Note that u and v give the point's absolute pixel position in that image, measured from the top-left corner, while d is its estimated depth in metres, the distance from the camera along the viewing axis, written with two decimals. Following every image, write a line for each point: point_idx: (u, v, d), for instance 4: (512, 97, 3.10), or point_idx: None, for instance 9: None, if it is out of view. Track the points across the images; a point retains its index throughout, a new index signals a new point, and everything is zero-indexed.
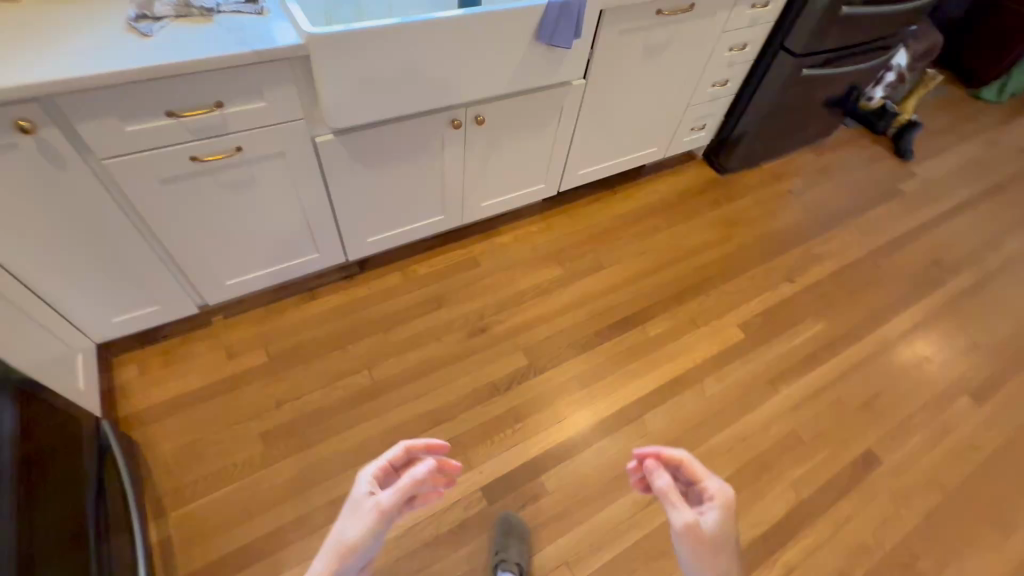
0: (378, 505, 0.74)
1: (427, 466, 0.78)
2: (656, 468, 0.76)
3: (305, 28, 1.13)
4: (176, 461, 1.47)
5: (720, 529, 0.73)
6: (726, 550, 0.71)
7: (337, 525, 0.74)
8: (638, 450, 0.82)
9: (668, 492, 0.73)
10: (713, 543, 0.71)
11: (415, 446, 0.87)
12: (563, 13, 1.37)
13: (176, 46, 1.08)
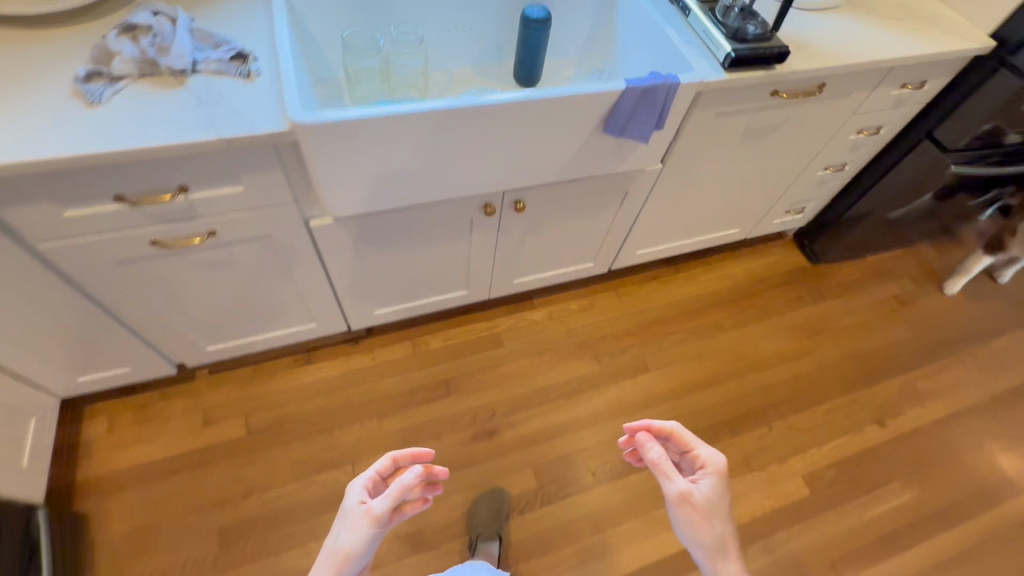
0: (369, 514, 0.72)
1: (415, 474, 0.75)
2: (647, 439, 0.86)
3: (293, 112, 0.86)
4: (122, 549, 1.31)
5: (714, 492, 0.83)
6: (718, 503, 0.83)
7: (330, 534, 0.73)
8: (630, 424, 0.92)
9: (659, 462, 0.84)
10: (707, 507, 0.82)
11: (400, 453, 0.82)
12: (643, 98, 1.03)
13: (129, 122, 0.84)
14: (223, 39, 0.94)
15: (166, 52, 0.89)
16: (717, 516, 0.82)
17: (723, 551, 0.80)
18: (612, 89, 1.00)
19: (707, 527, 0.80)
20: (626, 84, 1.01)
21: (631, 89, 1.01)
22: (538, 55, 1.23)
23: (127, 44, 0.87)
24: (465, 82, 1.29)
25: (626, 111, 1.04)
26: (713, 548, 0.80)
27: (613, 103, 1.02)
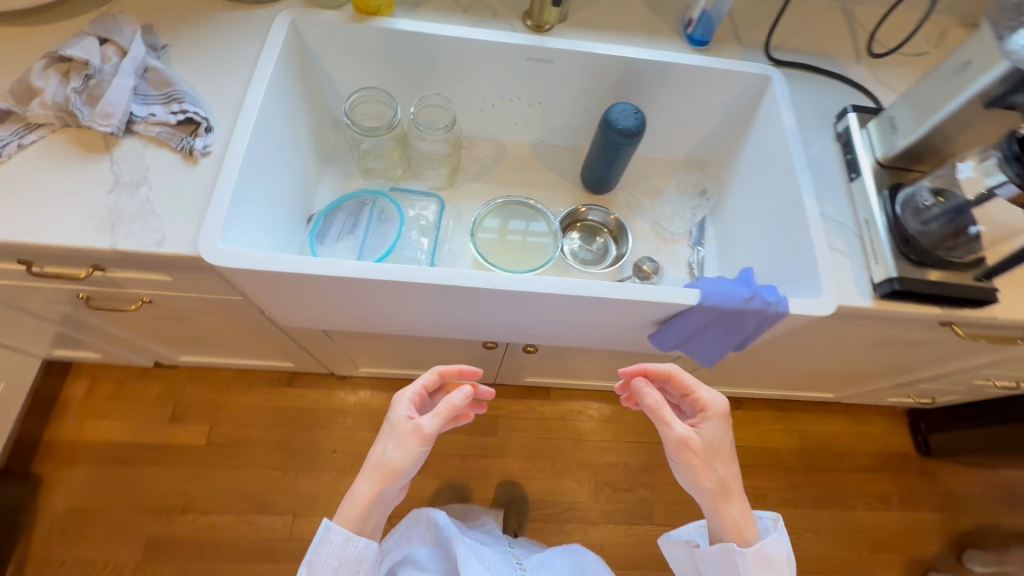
0: (421, 434, 0.69)
1: (466, 393, 0.71)
2: (644, 384, 0.71)
3: (209, 245, 0.63)
4: (61, 525, 1.33)
5: (719, 438, 0.71)
6: (723, 447, 0.71)
7: (376, 446, 0.71)
8: (625, 368, 0.77)
9: (659, 409, 0.71)
10: (709, 453, 0.70)
11: (446, 370, 0.79)
12: (723, 319, 0.68)
13: (21, 194, 0.65)
14: (179, 92, 0.71)
15: (96, 103, 0.68)
16: (723, 458, 0.70)
17: (726, 496, 0.69)
18: (674, 302, 0.66)
19: (708, 472, 0.69)
20: (702, 300, 0.66)
21: (706, 309, 0.66)
22: (615, 167, 0.89)
23: (51, 84, 0.67)
24: (514, 167, 0.98)
25: (692, 328, 0.70)
26: (714, 494, 0.69)
27: (676, 317, 0.69)
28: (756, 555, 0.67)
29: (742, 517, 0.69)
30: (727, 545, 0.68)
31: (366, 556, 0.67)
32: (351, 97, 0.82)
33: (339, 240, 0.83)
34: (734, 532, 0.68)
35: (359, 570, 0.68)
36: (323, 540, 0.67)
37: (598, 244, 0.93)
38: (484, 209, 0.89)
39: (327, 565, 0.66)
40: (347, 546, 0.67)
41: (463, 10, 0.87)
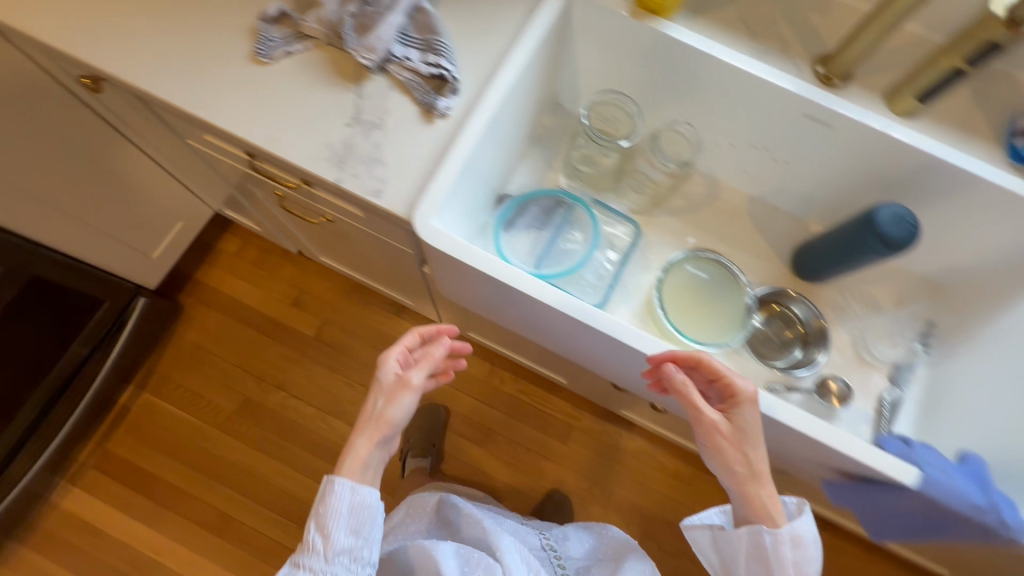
0: (410, 386, 0.63)
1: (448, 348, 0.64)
2: (670, 366, 0.58)
3: (423, 217, 0.61)
4: (185, 355, 1.51)
5: (750, 424, 0.59)
6: (755, 433, 0.59)
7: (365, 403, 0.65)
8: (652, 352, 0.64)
9: (685, 389, 0.58)
10: (737, 437, 0.58)
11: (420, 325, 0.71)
12: (932, 511, 0.57)
13: (274, 101, 0.66)
14: (440, 42, 0.68)
15: (364, 31, 0.66)
16: (757, 440, 0.58)
17: (754, 479, 0.58)
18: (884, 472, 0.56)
19: (733, 455, 0.58)
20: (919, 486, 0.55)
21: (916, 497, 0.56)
22: (834, 266, 0.78)
23: (332, 0, 0.66)
24: (722, 216, 0.88)
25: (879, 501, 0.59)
26: (740, 478, 0.58)
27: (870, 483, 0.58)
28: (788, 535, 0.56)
29: (771, 501, 0.57)
30: (755, 532, 0.57)
31: (373, 502, 0.61)
32: (597, 96, 0.77)
33: (523, 233, 0.80)
34: (760, 516, 0.57)
35: (368, 517, 0.61)
36: (330, 504, 0.60)
37: (787, 336, 0.81)
38: (683, 256, 0.80)
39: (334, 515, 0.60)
40: (355, 495, 0.60)
41: (749, 33, 0.76)
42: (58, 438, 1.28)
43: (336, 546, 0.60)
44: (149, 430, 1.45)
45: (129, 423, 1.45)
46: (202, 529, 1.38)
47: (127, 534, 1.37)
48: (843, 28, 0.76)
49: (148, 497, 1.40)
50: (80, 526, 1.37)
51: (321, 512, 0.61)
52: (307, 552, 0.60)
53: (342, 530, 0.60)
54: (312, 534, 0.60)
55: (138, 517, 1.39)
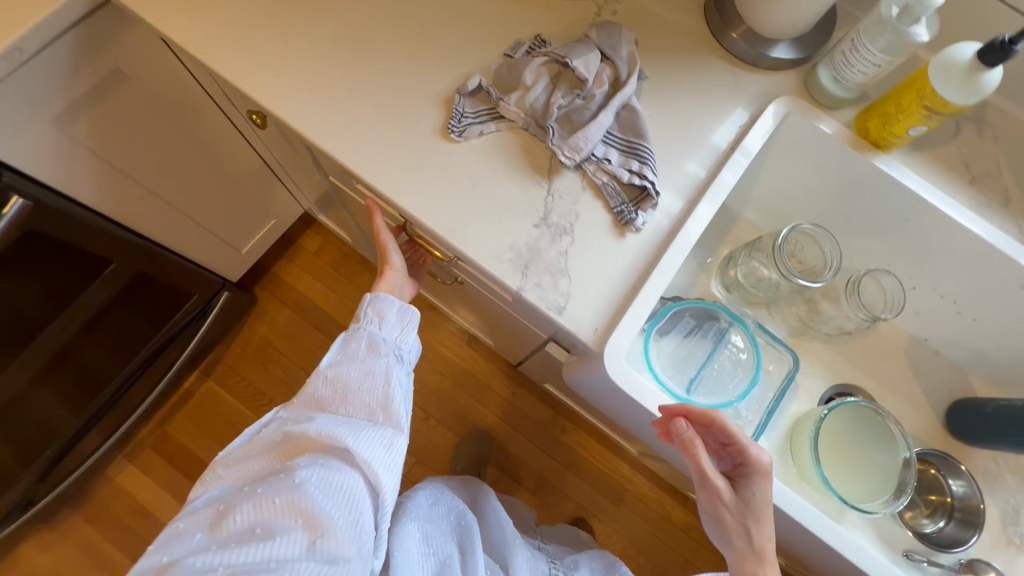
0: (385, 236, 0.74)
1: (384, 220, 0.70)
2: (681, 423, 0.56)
3: (610, 349, 0.57)
4: (252, 348, 1.50)
5: (754, 493, 0.58)
6: (758, 505, 0.58)
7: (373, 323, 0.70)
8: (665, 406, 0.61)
9: (696, 451, 0.57)
10: (741, 507, 0.58)
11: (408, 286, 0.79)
12: None
13: (460, 186, 0.62)
14: (645, 148, 0.62)
15: (569, 126, 0.61)
16: (763, 517, 0.58)
17: (755, 557, 0.57)
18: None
19: (735, 526, 0.58)
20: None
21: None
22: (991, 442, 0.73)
23: (540, 86, 0.62)
24: (880, 353, 0.81)
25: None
26: (740, 553, 0.58)
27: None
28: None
29: None
30: None
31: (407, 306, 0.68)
32: (798, 224, 0.70)
33: (675, 343, 0.74)
34: None
35: (406, 319, 0.67)
36: (383, 296, 0.68)
37: (922, 505, 0.77)
38: (846, 400, 0.73)
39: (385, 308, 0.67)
40: (398, 313, 0.67)
41: (969, 178, 0.68)
42: (131, 413, 1.33)
43: (389, 325, 0.67)
44: (208, 419, 1.45)
45: (189, 408, 1.45)
46: None
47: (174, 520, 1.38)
48: None
49: None
50: (131, 504, 1.38)
51: (375, 301, 0.68)
52: (362, 320, 0.67)
53: (394, 322, 0.67)
54: (365, 309, 0.67)
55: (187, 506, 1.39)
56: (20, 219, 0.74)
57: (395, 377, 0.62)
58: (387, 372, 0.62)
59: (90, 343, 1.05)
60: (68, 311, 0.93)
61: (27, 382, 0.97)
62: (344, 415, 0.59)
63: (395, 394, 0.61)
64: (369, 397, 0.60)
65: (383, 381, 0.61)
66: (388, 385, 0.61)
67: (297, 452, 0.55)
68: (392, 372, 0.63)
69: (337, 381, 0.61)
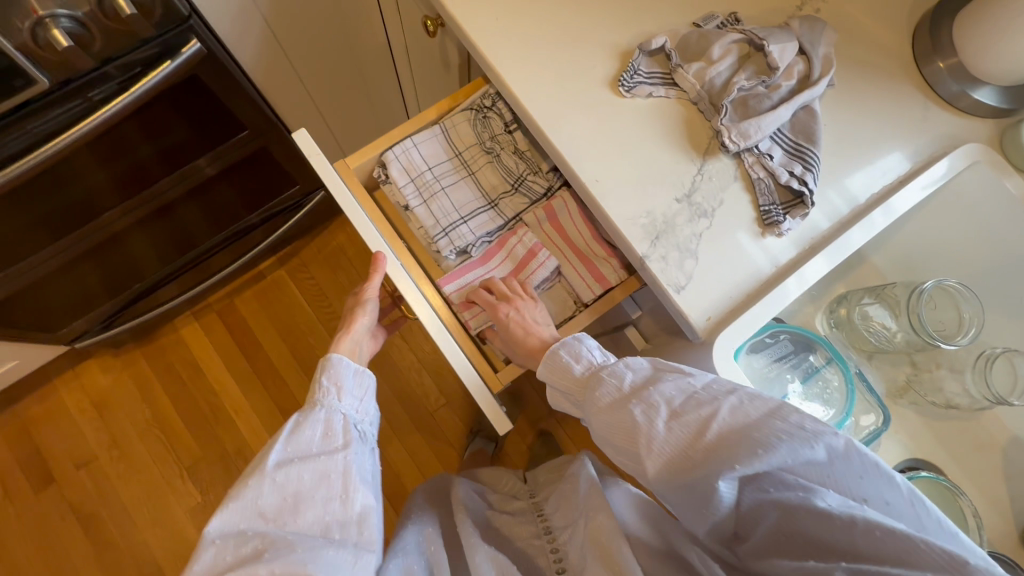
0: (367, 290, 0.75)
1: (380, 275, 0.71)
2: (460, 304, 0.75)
3: (720, 341, 0.55)
4: (329, 251, 1.56)
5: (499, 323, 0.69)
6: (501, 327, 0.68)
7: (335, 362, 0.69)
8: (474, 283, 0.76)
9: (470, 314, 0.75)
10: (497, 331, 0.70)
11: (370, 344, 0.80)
12: None
13: (615, 139, 0.61)
14: (814, 155, 0.59)
15: (743, 111, 0.59)
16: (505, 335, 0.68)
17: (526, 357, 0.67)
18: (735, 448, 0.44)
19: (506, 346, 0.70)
20: (805, 463, 0.43)
21: (833, 510, 0.42)
22: None
23: (726, 62, 0.60)
24: (975, 444, 0.75)
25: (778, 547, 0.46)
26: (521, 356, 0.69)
27: (751, 495, 0.46)
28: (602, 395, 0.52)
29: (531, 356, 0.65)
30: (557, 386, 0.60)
31: (366, 374, 0.67)
32: (942, 279, 0.66)
33: (764, 362, 0.72)
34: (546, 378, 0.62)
35: (363, 387, 0.66)
36: (339, 360, 0.66)
37: None
38: (923, 474, 0.69)
39: (342, 370, 0.66)
40: (355, 375, 0.66)
41: None
42: (213, 278, 1.42)
43: (347, 395, 0.64)
44: (272, 303, 1.53)
45: (258, 289, 1.54)
46: (276, 412, 1.45)
47: (219, 384, 1.47)
48: None
49: (249, 361, 1.49)
50: (187, 358, 1.49)
51: (332, 367, 0.66)
52: (321, 396, 0.63)
53: (352, 391, 0.65)
54: (322, 383, 0.64)
55: (232, 375, 1.48)
56: (191, 62, 0.79)
57: (356, 463, 0.58)
58: (347, 460, 0.57)
59: (197, 199, 1.12)
60: (182, 170, 1.00)
61: (139, 219, 1.05)
62: (296, 533, 0.51)
63: (355, 492, 0.55)
64: (327, 496, 0.54)
65: (342, 480, 0.55)
66: (347, 482, 0.55)
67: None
68: (351, 466, 0.57)
69: (289, 480, 0.54)
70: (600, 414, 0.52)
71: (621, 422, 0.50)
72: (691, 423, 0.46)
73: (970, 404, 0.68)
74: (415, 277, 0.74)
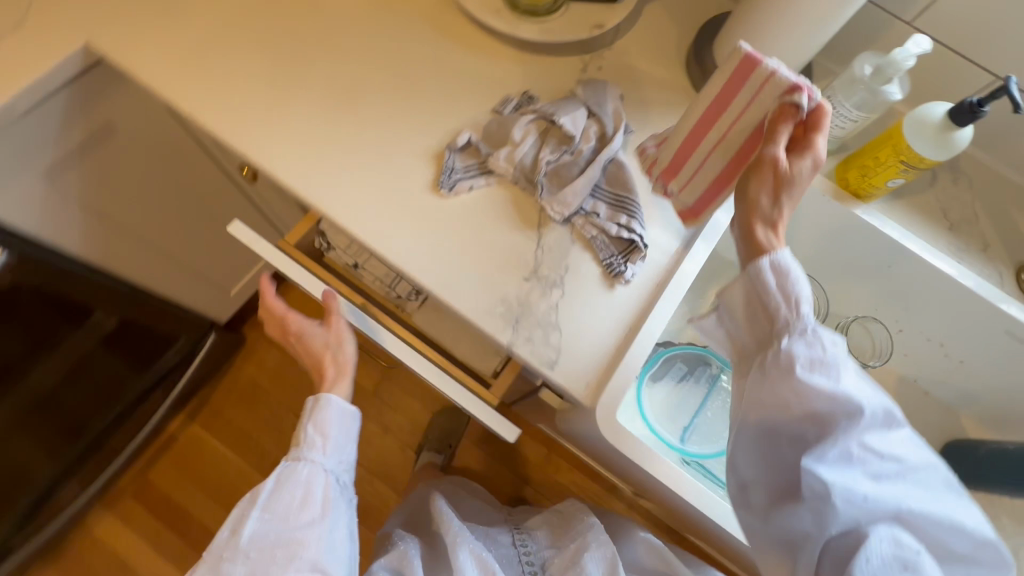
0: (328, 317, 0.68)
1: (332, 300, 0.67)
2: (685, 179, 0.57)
3: (598, 399, 0.57)
4: (240, 389, 1.47)
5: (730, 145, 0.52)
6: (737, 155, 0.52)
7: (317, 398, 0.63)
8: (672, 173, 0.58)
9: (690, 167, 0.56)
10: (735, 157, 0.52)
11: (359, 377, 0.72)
12: None
13: (450, 239, 0.62)
14: (633, 203, 0.63)
15: (558, 183, 0.62)
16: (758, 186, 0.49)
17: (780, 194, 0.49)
18: (905, 486, 0.47)
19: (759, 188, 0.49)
20: (953, 531, 0.47)
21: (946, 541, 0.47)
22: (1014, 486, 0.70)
23: (528, 142, 0.63)
24: None
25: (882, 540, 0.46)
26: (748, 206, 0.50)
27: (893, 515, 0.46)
28: (803, 361, 0.47)
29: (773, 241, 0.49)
30: (753, 293, 0.50)
31: (349, 413, 0.62)
32: None
33: (668, 389, 0.74)
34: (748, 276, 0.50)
35: (348, 431, 0.62)
36: (328, 404, 0.61)
37: None
38: None
39: (331, 418, 0.60)
40: (339, 419, 0.61)
41: (948, 225, 0.70)
42: (121, 458, 1.29)
43: (331, 449, 0.60)
44: (192, 464, 1.41)
45: (174, 453, 1.41)
46: None
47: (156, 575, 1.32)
48: None
49: (183, 537, 1.35)
50: (112, 557, 1.33)
51: (318, 412, 0.61)
52: (303, 447, 0.59)
53: (337, 441, 0.60)
54: (306, 431, 0.60)
55: (168, 558, 1.33)
56: (9, 268, 0.73)
57: (328, 533, 0.55)
58: (315, 535, 0.54)
59: (80, 378, 1.00)
60: (53, 354, 0.89)
61: (15, 419, 0.91)
62: None
63: (324, 570, 0.53)
64: (290, 574, 0.52)
65: (309, 556, 0.53)
66: (314, 559, 0.53)
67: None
68: (320, 541, 0.54)
69: (256, 549, 0.53)
70: (789, 378, 0.47)
71: (810, 405, 0.47)
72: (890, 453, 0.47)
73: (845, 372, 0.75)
74: (387, 325, 0.73)
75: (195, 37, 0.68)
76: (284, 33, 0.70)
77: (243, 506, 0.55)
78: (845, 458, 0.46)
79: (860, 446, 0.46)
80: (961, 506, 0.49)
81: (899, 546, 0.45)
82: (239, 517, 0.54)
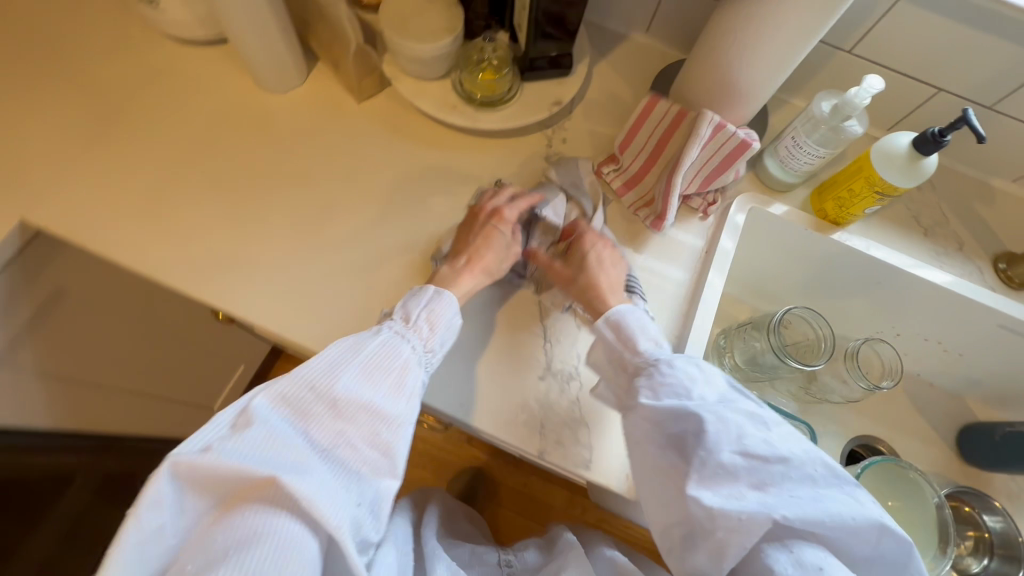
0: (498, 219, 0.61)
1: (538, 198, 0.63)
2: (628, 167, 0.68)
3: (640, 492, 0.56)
4: None
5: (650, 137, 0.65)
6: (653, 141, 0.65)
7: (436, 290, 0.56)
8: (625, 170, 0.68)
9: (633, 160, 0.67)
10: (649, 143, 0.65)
11: None
12: None
13: (457, 353, 0.60)
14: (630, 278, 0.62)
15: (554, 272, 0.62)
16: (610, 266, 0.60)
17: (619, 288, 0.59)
18: (791, 487, 0.44)
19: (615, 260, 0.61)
20: (849, 528, 0.43)
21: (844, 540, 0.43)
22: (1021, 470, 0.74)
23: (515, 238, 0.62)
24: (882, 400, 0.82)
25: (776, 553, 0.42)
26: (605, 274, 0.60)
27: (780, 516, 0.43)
28: (651, 390, 0.50)
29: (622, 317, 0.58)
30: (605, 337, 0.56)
31: (454, 311, 0.54)
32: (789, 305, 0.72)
33: None
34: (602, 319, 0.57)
35: (447, 334, 0.54)
36: (443, 298, 0.54)
37: (963, 543, 0.74)
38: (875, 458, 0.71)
39: (436, 313, 0.53)
40: (436, 320, 0.53)
41: (923, 231, 0.72)
42: None
43: (431, 341, 0.53)
44: None
45: None
46: None
47: None
48: (1014, 219, 0.74)
49: None
50: None
51: (435, 301, 0.54)
52: (408, 328, 0.53)
53: (442, 331, 0.53)
54: (418, 313, 0.53)
55: None
56: None
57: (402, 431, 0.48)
58: (401, 422, 0.48)
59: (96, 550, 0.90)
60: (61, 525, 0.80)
61: None
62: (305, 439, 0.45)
63: (390, 461, 0.47)
64: (355, 440, 0.46)
65: (382, 438, 0.47)
66: (385, 446, 0.47)
67: (254, 507, 0.40)
68: (397, 432, 0.48)
69: (342, 413, 0.46)
70: (642, 409, 0.49)
71: (670, 425, 0.48)
72: (763, 449, 0.45)
73: (859, 395, 0.74)
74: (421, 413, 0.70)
75: (142, 187, 0.64)
76: (238, 165, 0.66)
77: (335, 360, 0.49)
78: (715, 470, 0.45)
79: (738, 455, 0.45)
80: (856, 498, 0.45)
81: (799, 562, 0.42)
82: (319, 356, 0.49)
